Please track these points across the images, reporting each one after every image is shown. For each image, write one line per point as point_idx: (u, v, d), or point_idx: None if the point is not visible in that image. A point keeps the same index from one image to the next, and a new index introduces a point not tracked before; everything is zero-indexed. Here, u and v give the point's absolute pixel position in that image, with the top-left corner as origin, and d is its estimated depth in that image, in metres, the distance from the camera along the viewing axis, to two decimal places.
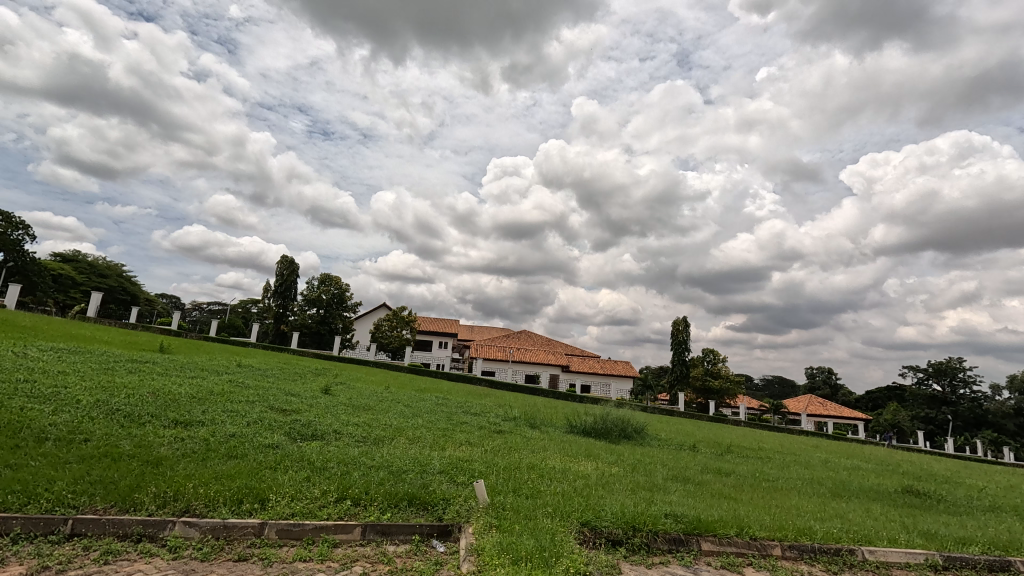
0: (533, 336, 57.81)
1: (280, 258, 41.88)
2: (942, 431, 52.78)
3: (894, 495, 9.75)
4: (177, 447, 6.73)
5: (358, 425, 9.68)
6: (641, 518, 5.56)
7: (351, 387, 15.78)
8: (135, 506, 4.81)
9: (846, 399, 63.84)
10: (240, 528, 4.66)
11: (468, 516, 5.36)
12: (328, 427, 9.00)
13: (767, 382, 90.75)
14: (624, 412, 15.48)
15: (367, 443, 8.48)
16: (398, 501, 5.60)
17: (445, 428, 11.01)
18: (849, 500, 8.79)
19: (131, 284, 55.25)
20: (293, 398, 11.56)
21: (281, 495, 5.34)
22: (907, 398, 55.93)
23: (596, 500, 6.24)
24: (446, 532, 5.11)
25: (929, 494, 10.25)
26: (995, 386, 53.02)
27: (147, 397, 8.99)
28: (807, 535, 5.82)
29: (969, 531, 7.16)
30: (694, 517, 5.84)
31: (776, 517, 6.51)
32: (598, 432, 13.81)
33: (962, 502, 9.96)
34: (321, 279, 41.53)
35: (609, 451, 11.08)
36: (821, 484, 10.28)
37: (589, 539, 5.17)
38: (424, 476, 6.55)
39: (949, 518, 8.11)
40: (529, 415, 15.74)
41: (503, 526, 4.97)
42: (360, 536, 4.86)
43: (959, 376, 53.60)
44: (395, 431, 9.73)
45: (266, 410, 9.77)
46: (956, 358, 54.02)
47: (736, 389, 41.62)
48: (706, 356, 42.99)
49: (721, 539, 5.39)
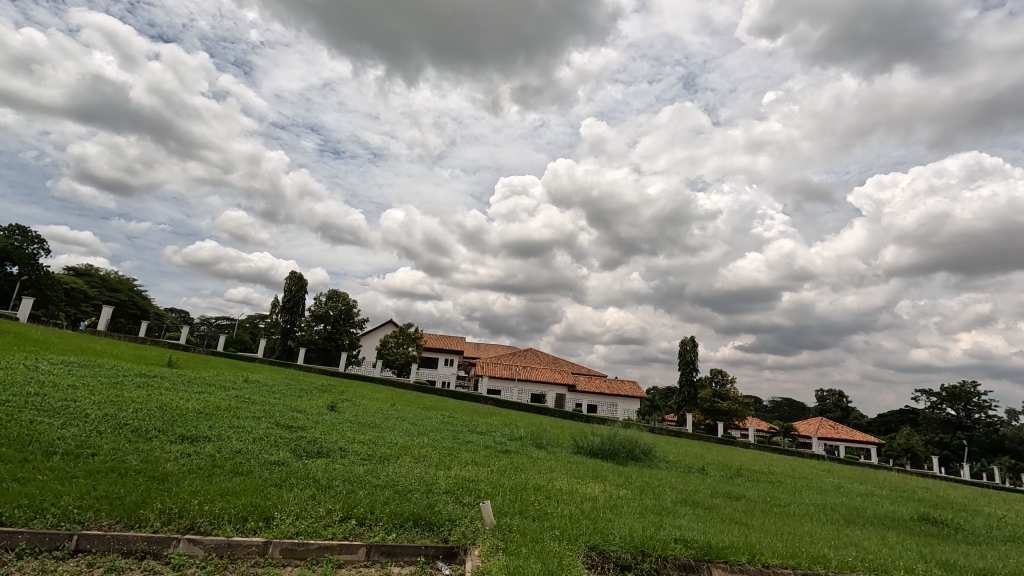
0: (539, 355, 57.64)
1: (290, 274, 42.40)
2: (958, 457, 51.56)
3: (909, 523, 9.50)
4: (183, 463, 6.72)
5: (363, 443, 9.66)
6: (650, 542, 5.44)
7: (357, 404, 15.65)
8: (139, 523, 4.78)
9: (857, 423, 62.74)
10: (244, 547, 4.61)
11: (474, 538, 5.28)
12: (334, 444, 9.00)
13: (776, 404, 89.39)
14: (632, 432, 15.28)
15: (373, 461, 8.43)
16: (403, 522, 5.53)
17: (451, 448, 10.93)
18: (863, 528, 8.54)
19: (142, 298, 55.81)
20: (299, 415, 11.50)
21: (286, 513, 5.29)
22: (921, 422, 55.18)
23: (604, 523, 6.13)
24: (452, 554, 5.04)
25: (945, 522, 9.98)
26: (1012, 411, 52.00)
27: (154, 412, 9.01)
28: (822, 563, 5.68)
29: (989, 562, 6.92)
30: (705, 542, 5.71)
31: (790, 544, 6.38)
32: (605, 454, 13.62)
33: (980, 531, 9.66)
34: (329, 295, 41.66)
35: (617, 472, 10.93)
36: (834, 510, 9.97)
37: (597, 564, 5.08)
38: (430, 497, 6.48)
39: (968, 548, 7.87)
40: (536, 435, 15.59)
41: (510, 549, 4.90)
42: (365, 556, 4.79)
43: (974, 401, 52.92)
44: (401, 449, 9.70)
45: (271, 427, 9.75)
46: (970, 382, 53.52)
47: (745, 412, 40.94)
48: (714, 376, 42.55)
49: (733, 566, 5.27)
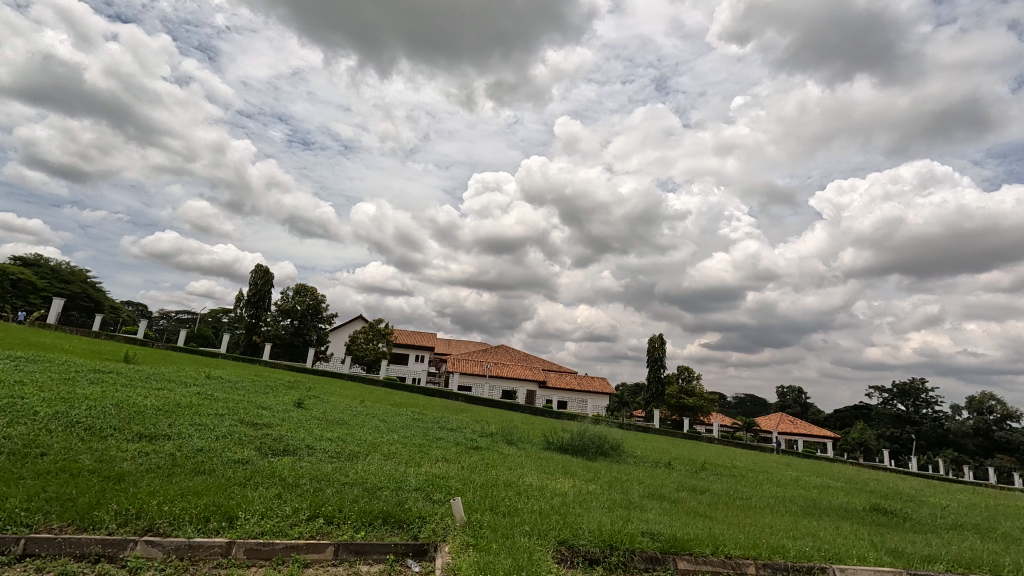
0: (511, 351, 57.84)
1: (256, 267, 41.20)
2: (907, 450, 54.30)
3: (862, 513, 9.96)
4: (141, 462, 6.44)
5: (331, 440, 9.49)
6: (618, 536, 5.54)
7: (325, 401, 15.36)
8: (93, 525, 4.58)
9: (815, 418, 65.32)
10: (206, 548, 4.48)
11: (445, 535, 5.27)
12: (301, 442, 8.80)
13: (740, 400, 92.28)
14: (601, 428, 15.51)
15: (341, 459, 8.29)
16: (373, 519, 5.47)
17: (421, 444, 10.87)
18: (819, 518, 8.91)
19: (96, 290, 53.35)
20: (264, 413, 11.21)
21: (250, 513, 5.16)
22: (873, 417, 57.86)
23: (574, 518, 6.20)
24: (422, 552, 5.02)
25: (896, 512, 10.50)
26: (956, 407, 55.10)
27: (110, 409, 8.63)
28: (781, 553, 5.88)
29: (934, 550, 7.32)
30: (671, 535, 5.85)
31: (751, 535, 6.59)
32: (575, 449, 13.79)
33: (927, 520, 10.20)
34: (296, 289, 40.69)
35: (586, 468, 11.08)
36: (792, 502, 10.37)
37: (566, 558, 5.14)
38: (400, 494, 6.42)
39: (915, 536, 8.32)
40: (506, 431, 15.63)
41: (480, 545, 4.91)
42: (332, 555, 4.72)
43: (922, 397, 55.76)
44: (371, 446, 9.58)
45: (235, 424, 9.48)
46: (919, 379, 56.34)
47: (710, 408, 42.04)
48: (681, 373, 43.56)
49: (697, 558, 5.41)
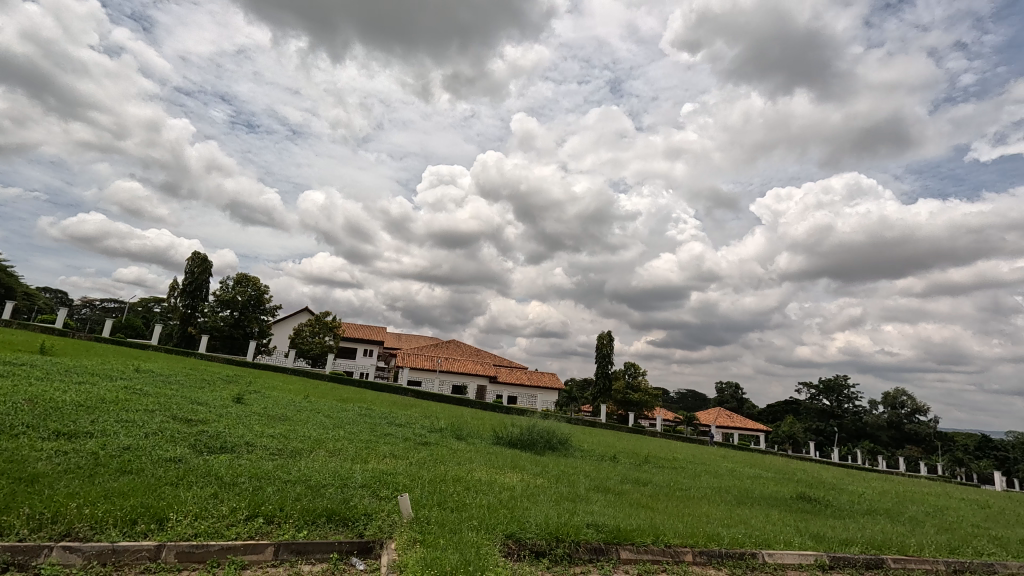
0: (462, 346, 57.62)
1: (192, 255, 38.88)
2: (830, 442, 58.46)
3: (789, 501, 10.65)
4: (58, 462, 5.96)
5: (273, 437, 9.13)
6: (564, 528, 5.66)
7: (267, 396, 14.75)
8: (2, 531, 4.21)
9: (750, 412, 69.03)
10: (132, 552, 4.22)
11: (391, 531, 5.20)
12: (240, 439, 8.42)
13: (682, 395, 96.13)
14: (550, 423, 15.73)
15: (283, 456, 8.00)
16: (316, 518, 5.32)
17: (368, 440, 10.65)
18: (750, 507, 9.45)
19: (7, 275, 48.73)
20: (199, 408, 10.63)
21: (182, 514, 4.89)
22: (801, 411, 61.84)
23: (521, 512, 6.27)
24: (367, 549, 4.94)
25: (818, 499, 11.29)
26: (873, 401, 59.83)
27: (22, 405, 7.93)
28: (715, 541, 6.19)
29: (851, 533, 7.94)
30: (615, 526, 6.03)
31: (690, 525, 6.90)
32: (524, 444, 13.94)
33: (845, 506, 11.04)
34: (237, 278, 38.73)
35: (534, 462, 11.20)
36: (727, 492, 10.96)
37: (513, 552, 5.20)
38: (345, 491, 6.27)
39: (835, 522, 9.00)
40: (456, 426, 15.57)
41: (428, 541, 4.88)
42: (272, 556, 4.56)
43: (844, 393, 60.11)
44: (315, 443, 9.29)
45: (168, 421, 8.94)
46: (842, 376, 60.66)
47: (654, 403, 43.51)
48: (627, 369, 44.85)
49: (639, 547, 5.61)
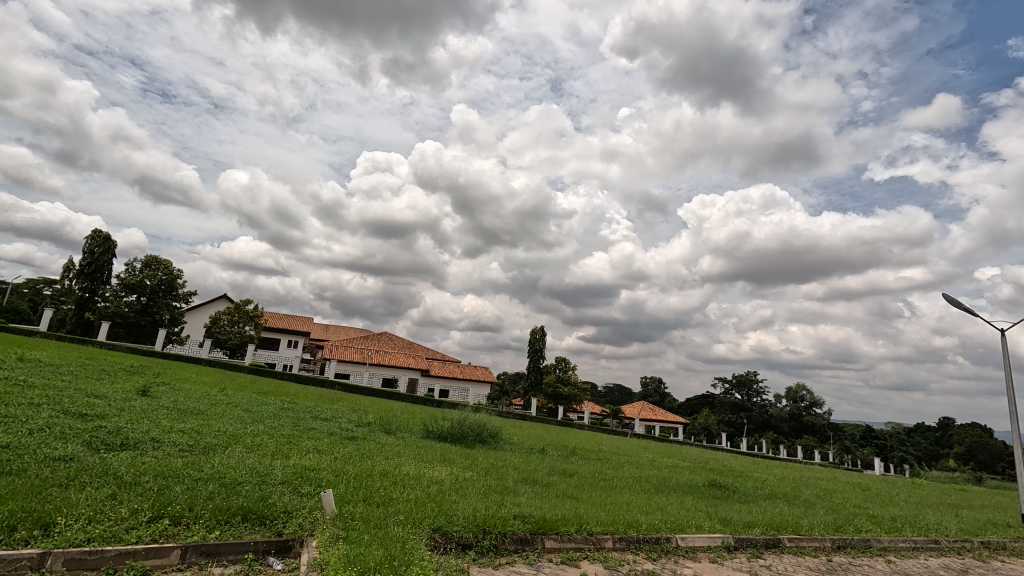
0: (394, 339, 56.47)
1: (92, 233, 35.19)
2: (739, 432, 63.09)
3: (701, 488, 11.41)
4: None
5: (183, 432, 8.49)
6: (492, 520, 5.73)
7: (176, 389, 13.68)
8: None
9: (670, 405, 72.99)
10: (10, 562, 3.78)
11: (312, 529, 5.03)
12: (144, 435, 7.75)
13: (609, 389, 99.89)
14: (481, 416, 15.80)
15: (194, 453, 7.46)
16: (230, 517, 5.02)
17: (291, 435, 10.18)
18: (667, 494, 10.02)
19: None
20: (97, 402, 9.67)
21: (73, 518, 4.44)
22: (716, 404, 66.25)
23: (449, 506, 6.26)
24: (286, 548, 4.74)
25: (727, 486, 12.19)
26: (778, 395, 65.24)
27: None
28: (634, 528, 6.51)
29: (754, 516, 8.64)
30: (540, 517, 6.18)
31: (611, 513, 7.19)
32: (454, 437, 13.91)
33: (750, 492, 11.98)
34: (146, 261, 35.43)
35: (464, 456, 11.20)
36: (647, 481, 11.56)
37: (439, 545, 5.19)
38: (263, 489, 5.97)
39: (741, 506, 9.75)
40: (385, 420, 15.24)
41: (351, 537, 4.76)
42: (179, 559, 4.26)
43: (753, 387, 65.09)
44: (231, 438, 8.75)
45: (58, 416, 8.06)
46: (752, 371, 65.61)
47: (583, 396, 44.86)
48: (558, 363, 45.88)
49: (563, 536, 5.80)
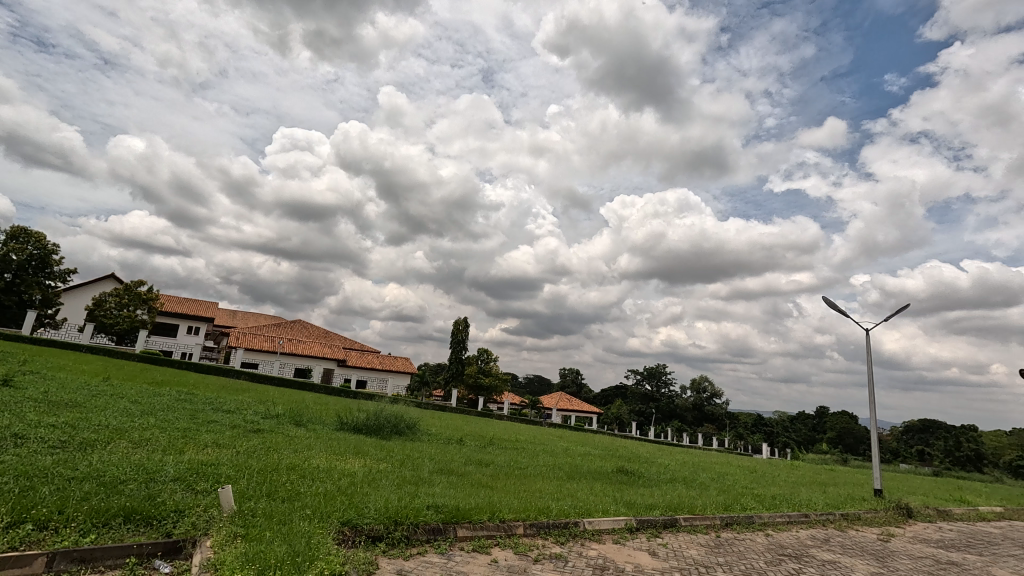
0: (308, 327, 53.82)
1: None
2: (648, 421, 67.10)
3: (610, 474, 12.04)
4: None
5: (54, 427, 7.55)
6: (404, 511, 5.68)
7: (48, 378, 12.13)
8: None
9: (586, 396, 75.98)
10: None
11: (207, 527, 4.71)
12: (3, 431, 6.80)
13: (528, 380, 102.03)
14: (398, 407, 15.51)
15: (68, 449, 6.67)
16: (110, 519, 4.57)
17: (187, 429, 9.41)
18: (577, 481, 10.46)
19: None
20: None
21: None
22: (628, 395, 69.92)
23: (360, 498, 6.11)
24: (175, 549, 4.39)
25: (633, 472, 12.95)
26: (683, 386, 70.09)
27: None
28: (545, 514, 6.75)
29: (654, 499, 9.28)
30: (453, 507, 6.21)
31: (523, 501, 7.39)
32: (369, 429, 13.55)
33: (653, 476, 12.82)
34: (11, 232, 30.99)
35: (379, 447, 10.97)
36: (559, 469, 12.00)
37: (348, 538, 5.06)
38: (151, 487, 5.47)
39: (645, 490, 10.43)
40: (295, 412, 14.52)
41: (251, 535, 4.50)
42: (44, 568, 3.81)
43: (662, 378, 69.44)
44: (114, 433, 7.92)
45: None
46: (662, 364, 69.93)
47: (503, 387, 45.49)
48: (480, 355, 46.09)
49: (475, 524, 5.88)
